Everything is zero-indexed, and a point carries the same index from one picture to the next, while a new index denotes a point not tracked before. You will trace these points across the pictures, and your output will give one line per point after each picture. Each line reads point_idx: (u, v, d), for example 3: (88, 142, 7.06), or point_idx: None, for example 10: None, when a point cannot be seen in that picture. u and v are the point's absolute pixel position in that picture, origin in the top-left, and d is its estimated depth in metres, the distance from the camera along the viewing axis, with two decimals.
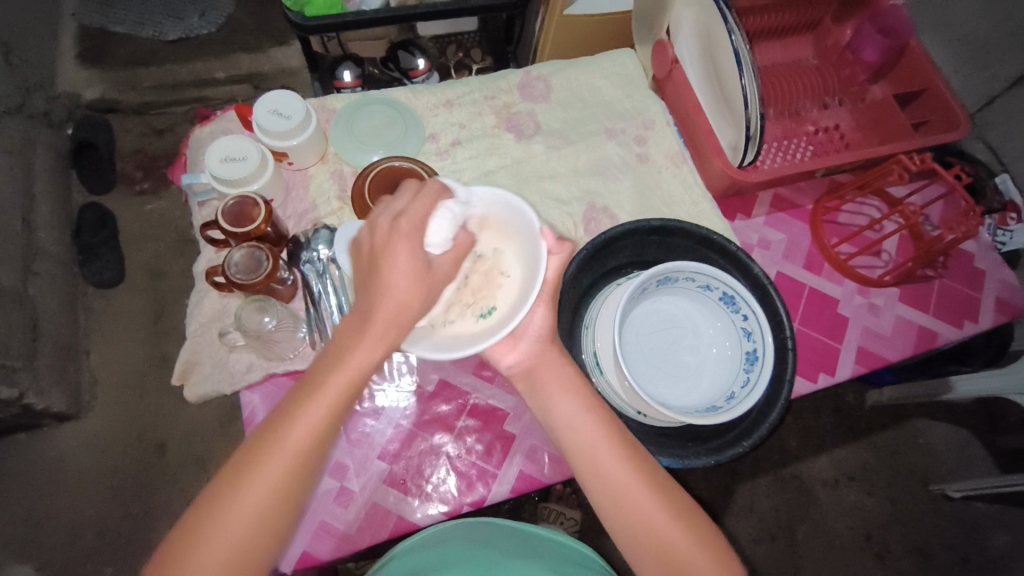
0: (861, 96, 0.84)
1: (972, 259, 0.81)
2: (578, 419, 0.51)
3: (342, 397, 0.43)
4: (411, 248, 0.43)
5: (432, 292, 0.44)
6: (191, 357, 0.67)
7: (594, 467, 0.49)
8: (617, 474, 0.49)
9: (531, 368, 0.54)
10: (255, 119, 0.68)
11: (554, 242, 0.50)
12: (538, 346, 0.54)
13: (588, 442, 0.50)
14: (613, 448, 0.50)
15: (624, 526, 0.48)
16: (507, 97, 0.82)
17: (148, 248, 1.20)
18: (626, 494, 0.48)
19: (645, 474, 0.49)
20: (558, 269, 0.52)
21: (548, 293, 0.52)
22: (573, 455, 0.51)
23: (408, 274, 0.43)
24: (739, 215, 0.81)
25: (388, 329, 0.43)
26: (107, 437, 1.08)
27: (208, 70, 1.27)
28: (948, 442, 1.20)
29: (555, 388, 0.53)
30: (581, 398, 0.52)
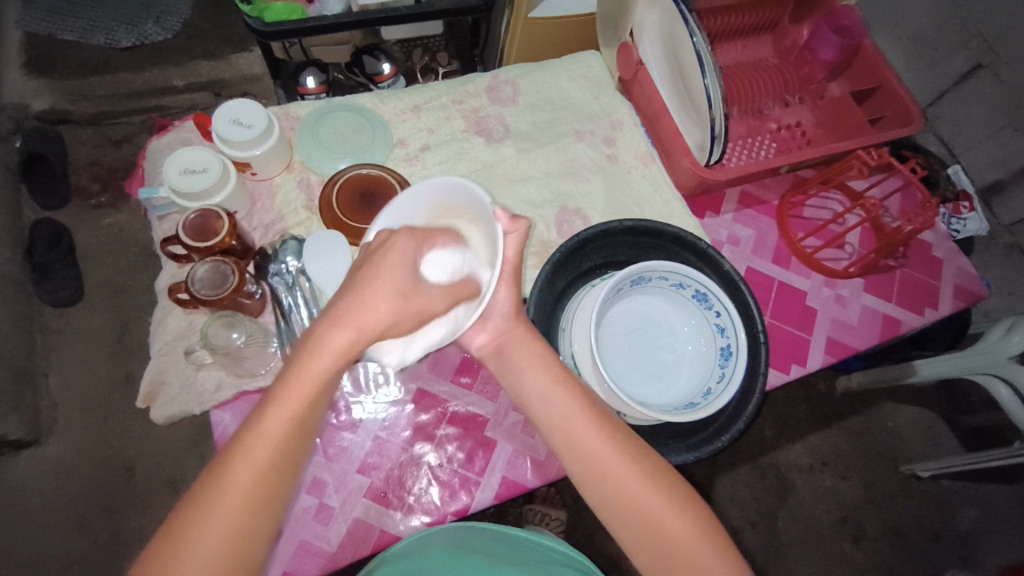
0: (820, 94, 0.86)
1: (930, 248, 0.84)
2: (551, 392, 0.52)
3: (309, 400, 0.41)
4: (403, 256, 0.45)
5: (409, 280, 0.45)
6: (157, 377, 0.64)
7: (567, 439, 0.50)
8: (589, 443, 0.49)
9: (501, 347, 0.56)
10: (215, 128, 0.66)
11: (507, 223, 0.52)
12: (506, 324, 0.56)
13: (560, 414, 0.51)
14: (585, 416, 0.50)
15: (601, 497, 0.48)
16: (476, 100, 0.82)
17: (109, 264, 1.15)
18: (602, 464, 0.48)
19: (621, 444, 0.49)
20: (517, 247, 0.54)
21: (510, 272, 0.56)
22: (549, 429, 0.51)
23: (396, 275, 0.44)
24: (709, 212, 0.82)
25: (361, 316, 0.42)
26: (71, 463, 1.03)
27: (166, 77, 1.23)
28: (914, 424, 1.24)
29: (527, 368, 0.54)
30: (552, 374, 0.53)
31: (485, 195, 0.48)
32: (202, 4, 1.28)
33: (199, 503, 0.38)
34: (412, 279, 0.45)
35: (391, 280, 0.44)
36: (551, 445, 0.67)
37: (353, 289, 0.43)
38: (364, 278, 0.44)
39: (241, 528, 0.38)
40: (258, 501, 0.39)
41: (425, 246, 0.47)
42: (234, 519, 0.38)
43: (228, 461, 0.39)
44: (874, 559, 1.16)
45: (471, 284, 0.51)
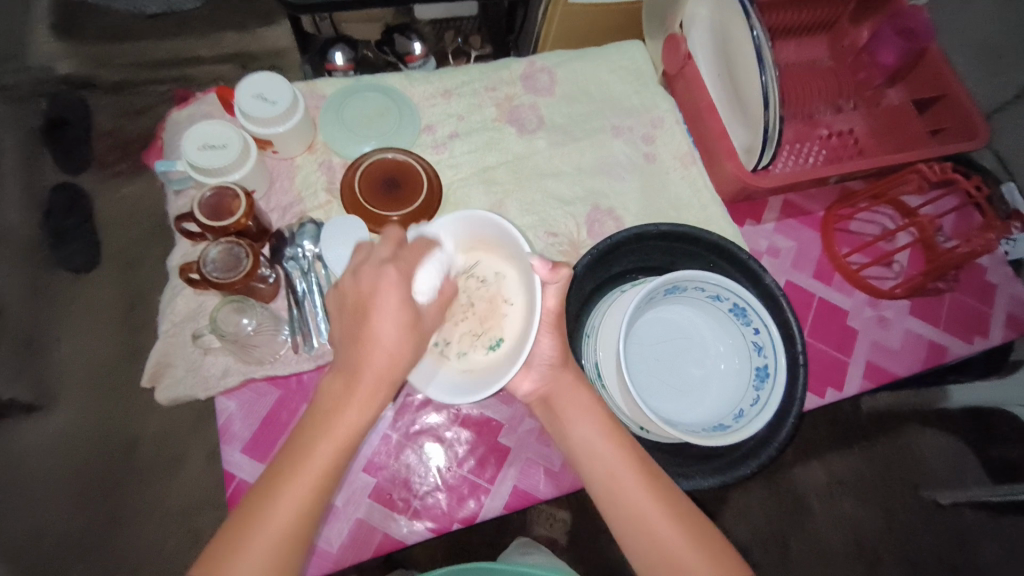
0: (876, 101, 0.80)
1: (983, 273, 0.78)
2: (599, 445, 0.49)
3: (345, 444, 0.42)
4: (398, 292, 0.44)
5: (410, 315, 0.44)
6: (164, 359, 0.62)
7: (611, 493, 0.47)
8: (637, 501, 0.47)
9: (548, 397, 0.53)
10: (237, 103, 0.63)
11: (548, 273, 0.49)
12: (552, 373, 0.53)
13: (607, 465, 0.48)
14: (632, 471, 0.48)
15: (648, 563, 0.46)
16: (509, 87, 0.78)
17: (125, 237, 1.12)
18: (650, 523, 0.46)
19: (669, 505, 0.47)
20: (559, 298, 0.51)
21: (552, 321, 0.52)
22: (591, 481, 0.49)
23: (402, 313, 0.44)
24: (748, 219, 0.78)
25: (378, 368, 0.43)
26: (79, 433, 1.02)
27: (192, 47, 1.20)
28: (941, 451, 1.18)
29: (574, 417, 0.51)
30: (601, 427, 0.50)
31: (524, 243, 0.49)
32: None
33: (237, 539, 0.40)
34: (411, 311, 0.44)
35: (395, 319, 0.43)
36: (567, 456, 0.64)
37: (366, 336, 0.43)
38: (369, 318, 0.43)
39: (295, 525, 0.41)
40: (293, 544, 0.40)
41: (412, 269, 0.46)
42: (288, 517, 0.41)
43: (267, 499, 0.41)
44: None
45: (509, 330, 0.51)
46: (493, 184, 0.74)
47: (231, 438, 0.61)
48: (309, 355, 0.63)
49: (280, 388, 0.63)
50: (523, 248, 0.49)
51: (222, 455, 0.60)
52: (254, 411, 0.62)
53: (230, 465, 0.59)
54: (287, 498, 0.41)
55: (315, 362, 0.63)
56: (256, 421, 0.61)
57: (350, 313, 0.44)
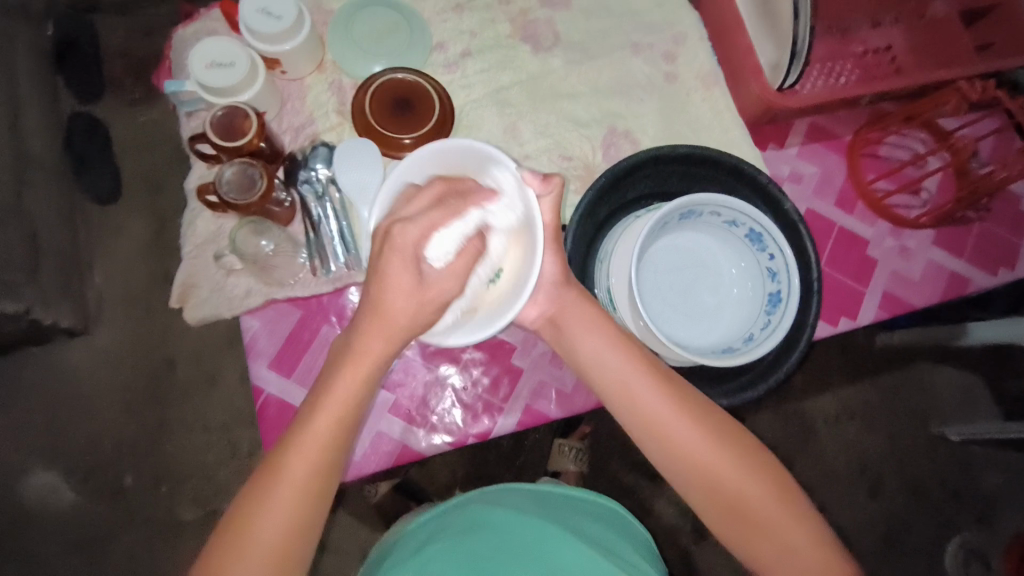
0: (920, 14, 0.74)
1: (1018, 202, 0.75)
2: (607, 355, 0.52)
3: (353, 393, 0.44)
4: (402, 258, 0.42)
5: (413, 282, 0.42)
6: (190, 280, 0.64)
7: (626, 399, 0.51)
8: (651, 403, 0.50)
9: (554, 316, 0.54)
10: (242, 18, 0.61)
11: (540, 184, 0.49)
12: (557, 292, 0.53)
13: (619, 374, 0.51)
14: (646, 379, 0.50)
15: (666, 454, 0.49)
16: (525, 1, 0.74)
17: (145, 161, 1.12)
18: (663, 422, 0.49)
19: (683, 405, 0.49)
20: (553, 210, 0.50)
21: (552, 237, 0.51)
22: (608, 393, 0.52)
23: (405, 280, 0.42)
24: (772, 144, 0.75)
25: (385, 323, 0.43)
26: (113, 353, 1.07)
27: None
28: (953, 386, 1.19)
29: (581, 332, 0.53)
30: (609, 336, 0.52)
31: (507, 160, 0.46)
32: None
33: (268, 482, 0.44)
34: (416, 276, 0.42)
35: (403, 281, 0.42)
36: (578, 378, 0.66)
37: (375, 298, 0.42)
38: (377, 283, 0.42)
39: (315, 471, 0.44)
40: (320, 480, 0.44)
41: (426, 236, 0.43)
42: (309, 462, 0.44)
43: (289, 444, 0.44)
44: (885, 511, 1.16)
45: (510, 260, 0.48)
46: (506, 106, 0.71)
47: (256, 355, 0.63)
48: (326, 278, 0.64)
49: (300, 309, 0.64)
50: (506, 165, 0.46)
51: (248, 370, 0.63)
52: (277, 330, 0.64)
53: (257, 379, 0.63)
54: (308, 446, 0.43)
55: (332, 284, 0.64)
56: (280, 340, 0.64)
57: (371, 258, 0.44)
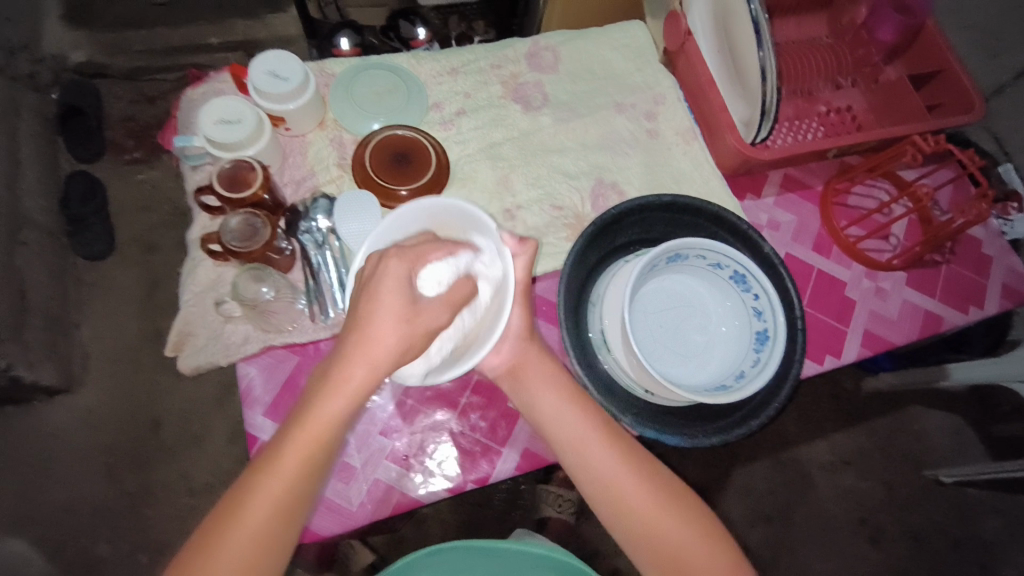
0: (874, 78, 0.82)
1: (980, 245, 0.80)
2: (564, 412, 0.55)
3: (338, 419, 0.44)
4: (400, 279, 0.44)
5: (407, 303, 0.44)
6: (187, 327, 0.64)
7: (580, 458, 0.54)
8: (603, 465, 0.53)
9: (514, 367, 0.57)
10: (250, 79, 0.65)
11: (515, 244, 0.55)
12: (519, 346, 0.57)
13: (575, 435, 0.54)
14: (600, 441, 0.54)
15: (613, 515, 0.53)
16: (515, 66, 0.80)
17: (141, 221, 1.14)
18: (615, 483, 0.52)
19: (633, 468, 0.53)
20: (525, 270, 0.56)
21: (521, 292, 0.56)
22: (562, 451, 0.55)
23: (395, 300, 0.44)
24: (750, 194, 0.79)
25: (370, 351, 0.44)
26: (96, 411, 1.04)
27: (201, 34, 1.19)
28: (942, 430, 1.20)
29: (538, 388, 0.56)
30: (563, 394, 0.56)
31: (488, 218, 0.52)
32: None
33: (248, 491, 0.44)
34: (410, 298, 0.45)
35: (393, 306, 0.44)
36: None
37: (364, 321, 0.44)
38: (368, 301, 0.44)
39: (268, 531, 0.43)
40: (298, 493, 0.44)
41: (418, 266, 0.46)
42: (252, 543, 0.43)
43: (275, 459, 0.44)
44: (889, 562, 1.13)
45: (476, 310, 0.53)
46: (499, 160, 0.76)
47: (252, 402, 0.63)
48: (324, 323, 0.65)
49: (297, 355, 0.65)
50: (488, 224, 0.52)
51: (243, 418, 0.62)
52: (274, 377, 0.64)
53: (252, 427, 0.62)
54: (252, 524, 0.43)
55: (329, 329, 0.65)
56: (277, 386, 0.63)
57: (354, 296, 0.45)
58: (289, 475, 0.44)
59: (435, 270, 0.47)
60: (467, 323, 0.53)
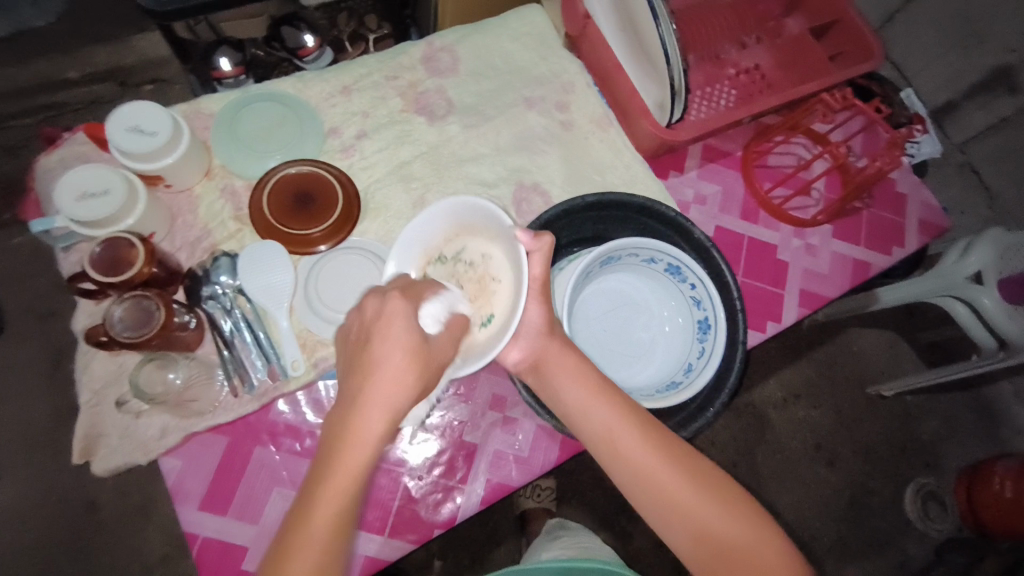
0: (777, 32, 0.81)
1: (893, 185, 0.83)
2: (593, 409, 0.50)
3: (358, 486, 0.38)
4: (404, 315, 0.39)
5: (415, 337, 0.39)
6: (91, 430, 0.57)
7: (614, 455, 0.49)
8: (641, 457, 0.48)
9: (537, 362, 0.54)
10: (111, 140, 0.57)
11: (530, 240, 0.48)
12: (540, 340, 0.53)
13: (606, 430, 0.49)
14: (633, 431, 0.49)
15: (659, 511, 0.48)
16: (412, 74, 0.74)
17: (29, 289, 1.01)
18: (654, 476, 0.47)
19: (673, 458, 0.48)
20: (543, 264, 0.51)
21: (540, 288, 0.52)
22: (595, 448, 0.50)
23: (405, 336, 0.39)
24: (672, 171, 0.78)
25: (386, 391, 0.38)
26: (24, 506, 0.95)
27: (57, 69, 1.04)
28: (878, 349, 1.25)
29: (563, 381, 0.52)
30: (585, 384, 0.51)
31: (503, 214, 0.47)
32: None
33: None
34: (420, 336, 0.40)
35: (402, 341, 0.39)
36: (533, 441, 0.65)
37: (369, 368, 0.38)
38: (375, 349, 0.39)
39: None
40: None
41: (417, 301, 0.42)
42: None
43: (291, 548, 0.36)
44: (846, 481, 1.19)
45: (499, 306, 0.49)
46: (411, 180, 0.71)
47: (184, 498, 0.57)
48: (250, 397, 0.59)
49: (226, 435, 0.59)
50: (505, 221, 0.48)
51: (177, 517, 0.57)
52: (203, 464, 0.58)
53: (189, 524, 0.56)
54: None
55: (257, 403, 0.59)
56: (209, 474, 0.58)
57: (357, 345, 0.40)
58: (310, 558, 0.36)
59: (432, 305, 0.43)
60: (488, 322, 0.49)
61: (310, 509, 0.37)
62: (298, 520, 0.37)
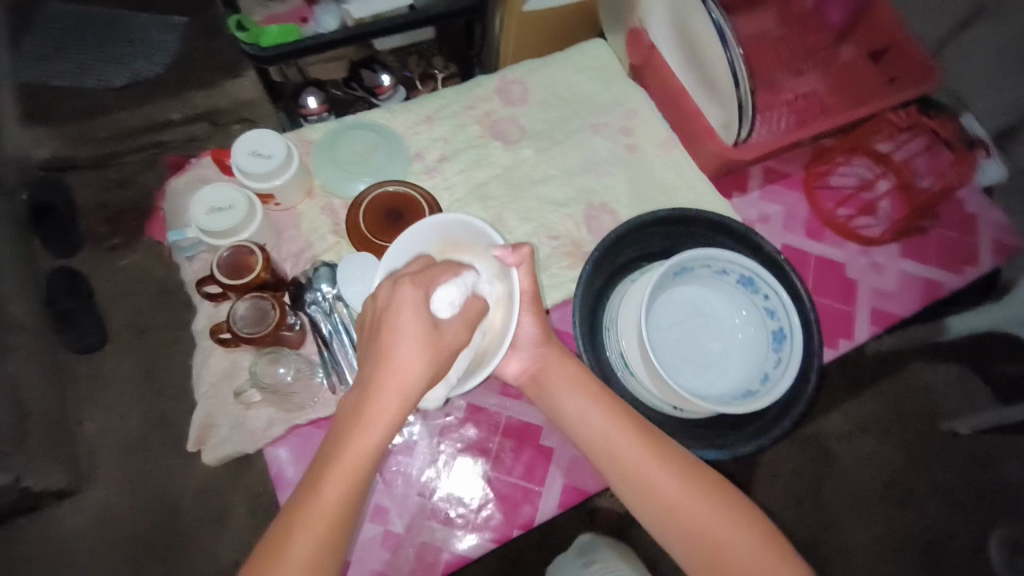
0: (832, 61, 0.84)
1: (962, 206, 0.82)
2: (590, 412, 0.56)
3: (365, 464, 0.45)
4: (414, 303, 0.47)
5: (428, 326, 0.47)
6: (207, 420, 0.64)
7: (608, 456, 0.54)
8: (631, 455, 0.53)
9: (536, 373, 0.60)
10: (236, 161, 0.66)
11: (512, 255, 0.56)
12: (539, 349, 0.60)
13: (600, 432, 0.55)
14: (626, 432, 0.54)
15: (649, 506, 0.52)
16: (487, 104, 0.81)
17: (129, 305, 1.11)
18: (643, 473, 0.53)
19: (662, 456, 0.53)
20: (529, 276, 0.59)
21: (530, 300, 0.59)
22: (592, 451, 0.55)
23: (418, 326, 0.46)
24: (735, 191, 0.81)
25: (396, 383, 0.45)
26: (119, 504, 1.02)
27: (162, 111, 1.18)
28: (948, 381, 1.19)
29: (558, 389, 0.58)
30: (586, 394, 0.57)
31: (494, 233, 0.56)
32: (190, 32, 1.23)
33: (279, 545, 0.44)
34: (430, 324, 0.47)
35: (409, 339, 0.46)
36: None
37: (382, 354, 0.46)
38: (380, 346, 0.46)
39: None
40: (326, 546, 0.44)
41: (431, 287, 0.48)
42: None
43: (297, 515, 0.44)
44: (924, 520, 1.13)
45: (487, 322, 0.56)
46: (488, 200, 0.77)
47: (286, 485, 0.62)
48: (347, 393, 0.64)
49: (325, 429, 0.64)
50: (491, 238, 0.57)
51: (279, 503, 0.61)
52: (305, 454, 0.63)
53: None
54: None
55: None
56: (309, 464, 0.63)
57: (367, 335, 0.47)
58: (317, 530, 0.44)
59: (447, 291, 0.49)
60: (478, 338, 0.56)
61: (315, 488, 0.44)
62: (308, 496, 0.45)
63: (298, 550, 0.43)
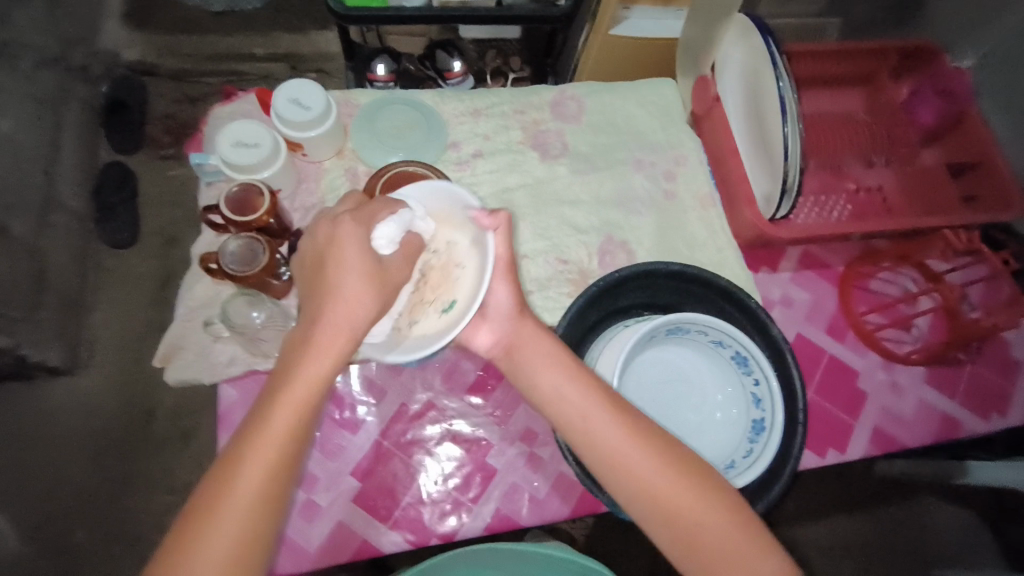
0: (911, 160, 0.79)
1: (1009, 348, 0.75)
2: (562, 380, 0.51)
3: (307, 402, 0.41)
4: (356, 239, 0.45)
5: (371, 264, 0.45)
6: (175, 341, 0.64)
7: (582, 429, 0.49)
8: (604, 428, 0.48)
9: (509, 347, 0.54)
10: (274, 106, 0.67)
11: (488, 219, 0.49)
12: (512, 324, 0.54)
13: (573, 402, 0.50)
14: (601, 403, 0.49)
15: (625, 487, 0.47)
16: (538, 112, 0.79)
17: (168, 214, 1.09)
18: (614, 447, 0.48)
19: (640, 434, 0.48)
20: (507, 244, 0.51)
21: (506, 267, 0.53)
22: (566, 422, 0.50)
23: (359, 262, 0.44)
24: (764, 267, 0.77)
25: (341, 318, 0.43)
26: (100, 395, 0.97)
27: (247, 45, 1.19)
28: (956, 525, 1.03)
29: (536, 361, 0.52)
30: (559, 362, 0.52)
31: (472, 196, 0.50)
32: None
33: (221, 488, 0.40)
34: (375, 260, 0.45)
35: (354, 269, 0.44)
36: (552, 485, 0.64)
37: (326, 287, 0.44)
38: (326, 282, 0.44)
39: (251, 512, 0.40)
40: (274, 481, 0.40)
41: (371, 224, 0.46)
42: (254, 494, 0.40)
43: (237, 459, 0.40)
44: None
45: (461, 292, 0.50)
46: (510, 206, 0.75)
47: (229, 425, 0.62)
48: None
49: None
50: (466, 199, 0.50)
51: (217, 441, 0.61)
52: (255, 402, 0.63)
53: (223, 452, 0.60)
54: (253, 474, 0.40)
55: None
56: None
57: (311, 267, 0.46)
58: (259, 468, 0.40)
59: (387, 226, 0.46)
60: (449, 306, 0.49)
61: (261, 430, 0.40)
62: (255, 435, 0.40)
63: (235, 495, 0.39)
